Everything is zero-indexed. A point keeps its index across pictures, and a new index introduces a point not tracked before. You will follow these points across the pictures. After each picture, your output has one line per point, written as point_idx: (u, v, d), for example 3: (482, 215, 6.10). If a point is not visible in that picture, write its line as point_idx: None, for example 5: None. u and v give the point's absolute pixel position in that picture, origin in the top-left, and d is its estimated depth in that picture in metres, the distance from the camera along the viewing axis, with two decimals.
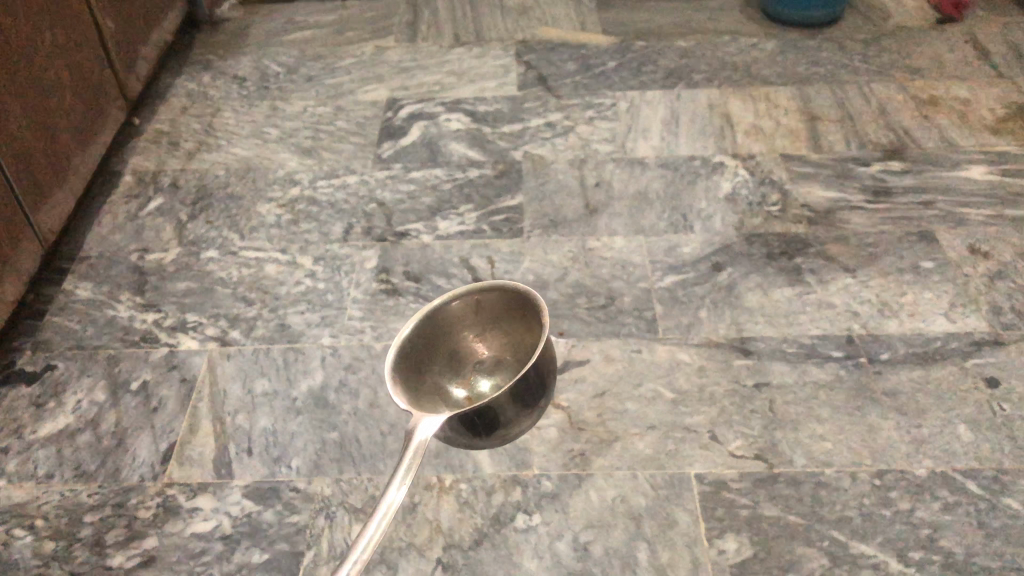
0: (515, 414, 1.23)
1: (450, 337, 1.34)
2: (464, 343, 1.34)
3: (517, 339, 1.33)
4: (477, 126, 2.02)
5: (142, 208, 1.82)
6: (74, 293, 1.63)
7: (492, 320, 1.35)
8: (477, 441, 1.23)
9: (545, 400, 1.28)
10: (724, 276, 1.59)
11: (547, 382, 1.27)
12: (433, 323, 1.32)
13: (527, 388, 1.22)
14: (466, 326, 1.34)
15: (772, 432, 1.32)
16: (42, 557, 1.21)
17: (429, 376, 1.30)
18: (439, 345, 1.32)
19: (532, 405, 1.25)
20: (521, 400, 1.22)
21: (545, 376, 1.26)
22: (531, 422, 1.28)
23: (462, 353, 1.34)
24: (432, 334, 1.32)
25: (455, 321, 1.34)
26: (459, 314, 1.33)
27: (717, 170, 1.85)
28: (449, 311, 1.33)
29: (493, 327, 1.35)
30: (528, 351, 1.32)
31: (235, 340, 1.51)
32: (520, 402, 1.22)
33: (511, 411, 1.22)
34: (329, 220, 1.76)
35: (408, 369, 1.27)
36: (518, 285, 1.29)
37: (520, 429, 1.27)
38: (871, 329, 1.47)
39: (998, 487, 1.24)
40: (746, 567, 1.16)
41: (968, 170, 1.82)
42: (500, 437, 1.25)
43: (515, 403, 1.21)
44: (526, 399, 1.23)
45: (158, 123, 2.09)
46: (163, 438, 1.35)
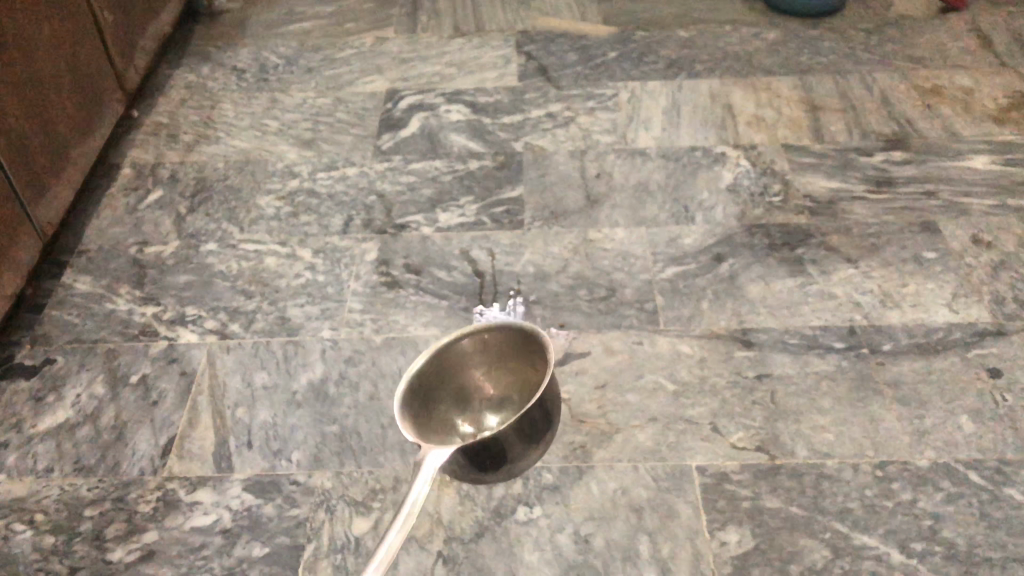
0: (521, 450, 1.19)
1: (458, 373, 1.30)
2: (471, 379, 1.31)
3: (523, 378, 1.30)
4: (478, 117, 2.01)
5: (141, 201, 1.82)
6: (74, 286, 1.62)
7: (500, 357, 1.31)
8: (482, 475, 1.19)
9: (550, 437, 1.25)
10: (725, 267, 1.58)
11: (553, 419, 1.24)
12: (441, 360, 1.28)
13: (534, 421, 1.19)
14: (474, 362, 1.31)
15: (774, 424, 1.31)
16: (42, 551, 1.21)
17: (436, 413, 1.27)
18: (446, 381, 1.29)
19: (538, 440, 1.22)
20: (527, 434, 1.19)
21: (551, 411, 1.23)
22: (536, 458, 1.24)
23: (469, 389, 1.31)
24: (441, 370, 1.28)
25: (463, 357, 1.30)
26: (467, 352, 1.30)
27: (718, 161, 1.84)
28: (458, 347, 1.29)
29: (500, 364, 1.31)
30: (535, 390, 1.29)
31: (235, 333, 1.50)
32: (526, 437, 1.19)
33: (517, 448, 1.18)
34: (328, 213, 1.75)
35: (415, 405, 1.24)
36: (526, 326, 1.26)
37: (525, 465, 1.23)
38: (873, 320, 1.47)
39: (1000, 478, 1.23)
40: (747, 559, 1.15)
41: (972, 159, 1.80)
42: (505, 472, 1.21)
43: (521, 438, 1.18)
44: (533, 436, 1.20)
45: (157, 115, 2.08)
46: (163, 432, 1.35)
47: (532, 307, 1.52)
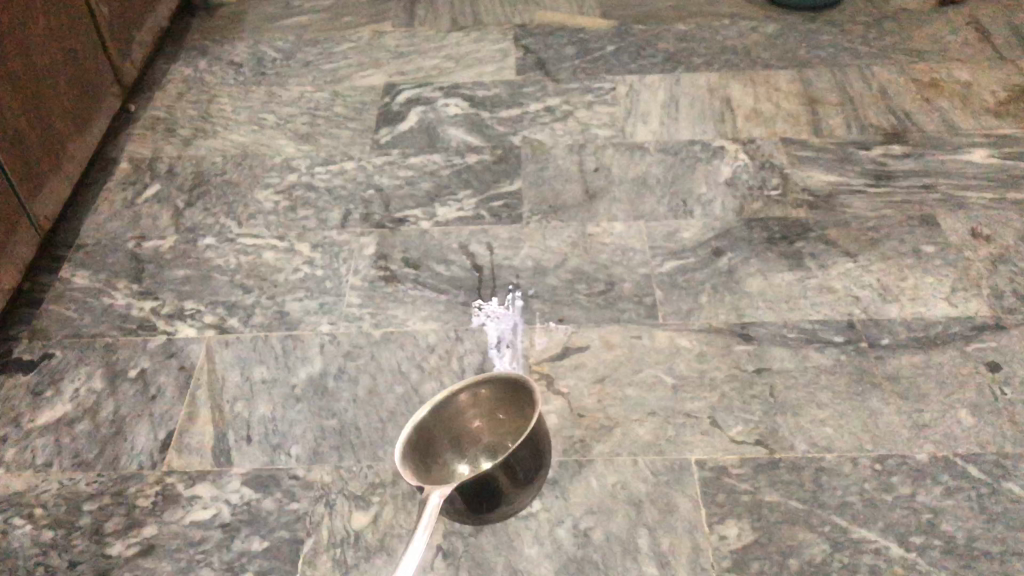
0: (515, 489, 1.16)
1: (453, 427, 1.25)
2: (467, 429, 1.26)
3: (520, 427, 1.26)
4: (475, 111, 2.00)
5: (138, 195, 1.81)
6: (72, 280, 1.62)
7: (494, 404, 1.27)
8: (476, 514, 1.16)
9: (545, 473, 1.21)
10: (724, 261, 1.58)
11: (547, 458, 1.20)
12: (434, 416, 1.23)
13: (524, 457, 1.15)
14: (468, 413, 1.26)
15: (773, 418, 1.31)
16: (41, 545, 1.21)
17: (436, 470, 1.22)
18: (443, 436, 1.24)
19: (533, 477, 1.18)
20: (521, 473, 1.15)
21: (544, 447, 1.19)
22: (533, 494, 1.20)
23: (467, 440, 1.26)
24: (435, 427, 1.23)
25: (457, 410, 1.25)
26: (462, 406, 1.25)
27: (717, 155, 1.83)
28: (450, 401, 1.24)
29: (495, 411, 1.27)
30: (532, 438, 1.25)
31: (233, 328, 1.50)
32: (521, 475, 1.15)
33: (511, 485, 1.15)
34: (327, 207, 1.75)
35: (414, 465, 1.19)
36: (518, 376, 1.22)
37: (522, 502, 1.19)
38: (872, 314, 1.47)
39: (999, 471, 1.23)
40: (747, 552, 1.16)
41: (970, 153, 1.80)
42: (502, 511, 1.17)
43: (515, 476, 1.14)
44: (527, 473, 1.16)
45: (155, 110, 2.07)
46: (162, 426, 1.35)
47: (531, 301, 1.52)
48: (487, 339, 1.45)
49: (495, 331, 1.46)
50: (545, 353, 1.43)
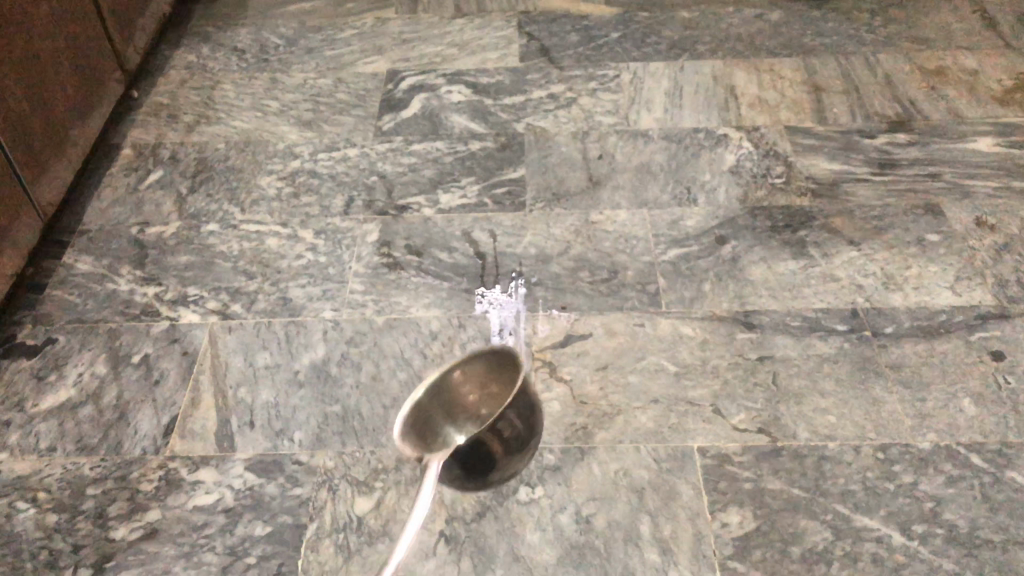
0: (506, 456, 1.16)
1: (449, 402, 1.22)
2: (464, 403, 1.22)
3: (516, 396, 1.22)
4: (479, 97, 2.00)
5: (141, 181, 1.81)
6: (75, 266, 1.62)
7: (487, 376, 1.24)
8: (471, 479, 1.17)
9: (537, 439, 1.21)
10: (727, 249, 1.58)
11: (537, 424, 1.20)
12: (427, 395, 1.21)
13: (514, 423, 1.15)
14: (462, 388, 1.23)
15: (775, 405, 1.31)
16: (44, 529, 1.21)
17: (434, 446, 1.19)
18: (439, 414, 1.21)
19: (525, 443, 1.19)
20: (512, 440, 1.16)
21: (534, 415, 1.19)
22: (526, 460, 1.21)
23: (465, 414, 1.22)
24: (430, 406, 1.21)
25: (453, 386, 1.23)
26: (459, 381, 1.23)
27: (721, 143, 1.83)
28: (445, 378, 1.22)
29: (490, 382, 1.23)
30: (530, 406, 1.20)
31: (236, 314, 1.50)
32: (512, 443, 1.16)
33: (502, 445, 1.15)
34: (329, 193, 1.75)
35: (411, 441, 1.18)
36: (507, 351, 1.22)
37: (516, 468, 1.20)
38: (875, 303, 1.46)
39: (1002, 461, 1.23)
40: (749, 540, 1.16)
41: (976, 142, 1.80)
42: (496, 478, 1.18)
43: (505, 444, 1.15)
44: (517, 433, 1.16)
45: (157, 96, 2.07)
46: (165, 411, 1.35)
47: (534, 289, 1.51)
48: (490, 326, 1.45)
49: (497, 319, 1.46)
50: (548, 340, 1.43)
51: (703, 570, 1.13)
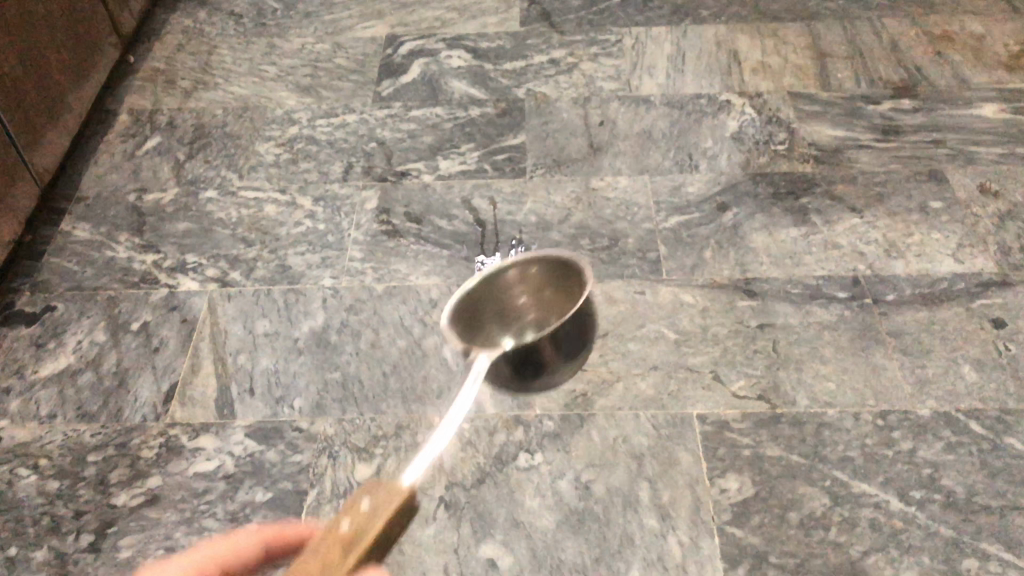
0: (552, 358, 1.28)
1: (501, 299, 1.26)
2: (513, 304, 1.27)
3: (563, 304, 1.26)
4: (479, 63, 1.97)
5: (138, 147, 1.79)
6: (73, 233, 1.61)
7: (540, 280, 1.27)
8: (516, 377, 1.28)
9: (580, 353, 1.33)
10: (729, 216, 1.56)
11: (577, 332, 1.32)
12: (482, 286, 1.25)
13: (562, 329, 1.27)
14: (515, 288, 1.27)
15: (775, 373, 1.31)
16: (46, 495, 1.22)
17: (479, 336, 1.24)
18: (487, 310, 1.25)
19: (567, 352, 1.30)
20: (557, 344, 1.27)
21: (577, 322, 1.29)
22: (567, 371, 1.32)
23: (514, 314, 1.27)
24: (481, 301, 1.25)
25: (505, 285, 1.26)
26: (512, 281, 1.27)
27: (723, 109, 1.81)
28: (499, 275, 1.26)
29: (542, 286, 1.27)
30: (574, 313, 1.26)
31: (235, 281, 1.49)
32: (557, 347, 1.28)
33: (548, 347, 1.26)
34: (328, 160, 1.73)
35: (461, 328, 1.23)
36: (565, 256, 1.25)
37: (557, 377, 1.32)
38: (877, 270, 1.46)
39: (1001, 428, 1.24)
40: (747, 506, 1.16)
41: (981, 108, 1.77)
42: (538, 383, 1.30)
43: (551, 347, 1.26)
44: None
45: (154, 61, 2.04)
46: (165, 379, 1.35)
47: None
48: None
49: None
50: None
51: (702, 536, 1.13)
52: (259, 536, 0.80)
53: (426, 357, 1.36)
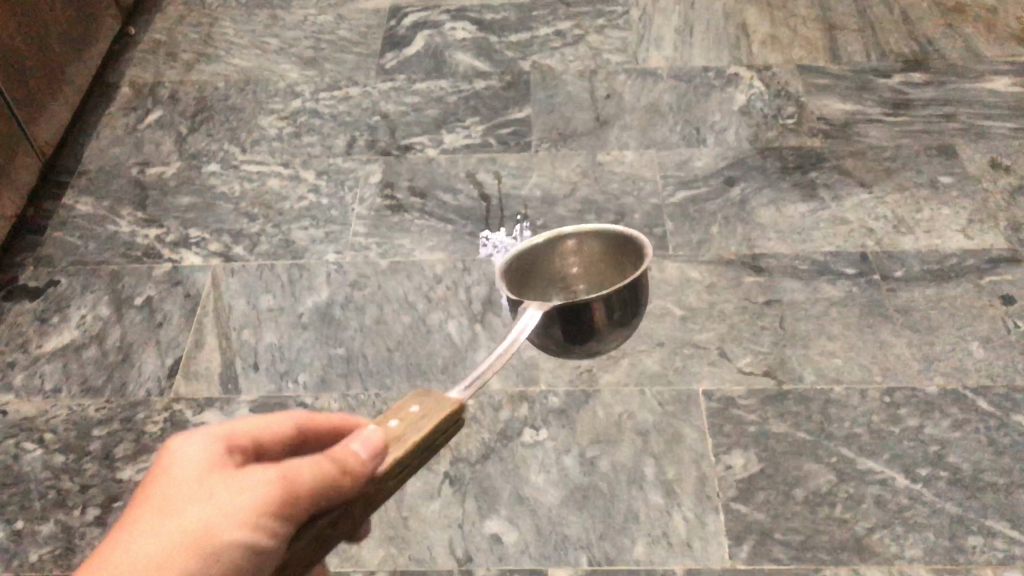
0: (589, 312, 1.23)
1: (544, 267, 1.11)
2: (566, 273, 1.12)
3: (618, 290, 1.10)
4: (484, 35, 1.94)
5: (140, 120, 1.78)
6: (75, 207, 1.60)
7: (602, 257, 1.12)
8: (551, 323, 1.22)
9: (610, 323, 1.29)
10: (737, 191, 1.55)
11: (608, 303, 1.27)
12: (526, 251, 1.09)
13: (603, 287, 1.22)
14: (573, 258, 1.12)
15: (782, 349, 1.30)
16: (52, 469, 1.22)
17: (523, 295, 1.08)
18: (526, 276, 1.10)
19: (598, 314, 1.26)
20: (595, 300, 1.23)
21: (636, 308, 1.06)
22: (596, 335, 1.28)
23: (557, 286, 1.13)
24: (523, 264, 1.09)
25: (564, 251, 1.11)
26: (573, 249, 1.11)
27: (731, 82, 1.78)
28: (561, 240, 1.10)
29: (602, 265, 1.12)
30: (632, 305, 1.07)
31: (239, 256, 1.49)
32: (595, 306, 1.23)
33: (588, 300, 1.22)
34: (331, 133, 1.72)
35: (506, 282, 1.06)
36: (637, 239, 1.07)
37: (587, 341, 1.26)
38: (886, 246, 1.44)
39: (1008, 405, 1.23)
40: (753, 483, 1.16)
41: (993, 81, 1.75)
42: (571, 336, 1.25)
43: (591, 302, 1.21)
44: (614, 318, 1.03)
45: (155, 33, 2.02)
46: (169, 354, 1.35)
47: (539, 232, 1.50)
48: (494, 270, 1.43)
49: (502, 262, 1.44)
50: None
51: (707, 512, 1.13)
52: (293, 418, 0.77)
53: (431, 332, 1.35)
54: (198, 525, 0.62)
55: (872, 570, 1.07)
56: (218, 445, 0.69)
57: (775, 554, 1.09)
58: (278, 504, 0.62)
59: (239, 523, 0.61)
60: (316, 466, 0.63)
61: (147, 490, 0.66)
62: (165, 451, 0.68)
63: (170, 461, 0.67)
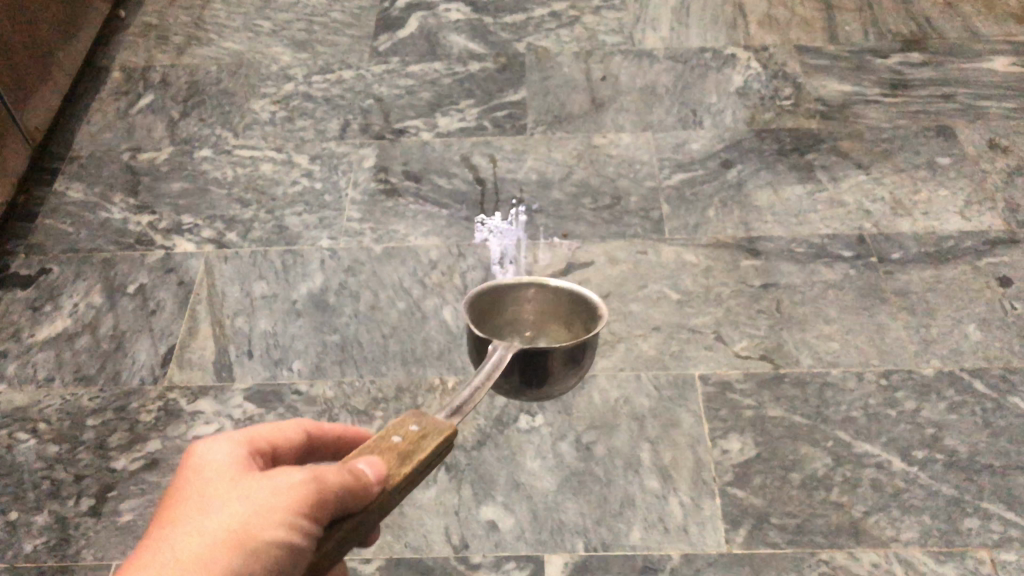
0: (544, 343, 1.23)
1: (499, 308, 1.11)
2: (521, 317, 1.12)
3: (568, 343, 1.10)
4: (478, 16, 1.92)
5: (131, 106, 1.76)
6: (66, 194, 1.59)
7: (557, 309, 1.11)
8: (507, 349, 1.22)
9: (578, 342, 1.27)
10: (733, 174, 1.54)
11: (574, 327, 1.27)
12: (485, 292, 1.07)
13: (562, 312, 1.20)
14: (528, 304, 1.11)
15: (778, 333, 1.30)
16: (45, 459, 1.21)
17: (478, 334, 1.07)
18: (482, 316, 1.09)
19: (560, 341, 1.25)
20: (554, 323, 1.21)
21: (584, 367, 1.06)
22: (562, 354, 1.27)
23: (508, 327, 1.13)
24: (481, 303, 1.08)
25: (522, 297, 1.11)
26: (530, 297, 1.11)
27: (728, 63, 1.77)
28: (519, 287, 1.10)
29: (556, 315, 1.12)
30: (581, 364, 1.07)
31: (232, 243, 1.48)
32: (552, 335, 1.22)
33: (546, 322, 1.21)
34: (325, 117, 1.70)
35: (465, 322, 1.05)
36: (594, 301, 1.06)
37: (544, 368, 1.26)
38: (883, 229, 1.43)
39: (1005, 387, 1.23)
40: (749, 467, 1.16)
41: (991, 61, 1.73)
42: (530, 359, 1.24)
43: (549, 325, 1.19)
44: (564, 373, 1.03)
45: (146, 17, 1.99)
46: (163, 342, 1.34)
47: (535, 216, 1.48)
48: (490, 254, 1.42)
49: (498, 247, 1.43)
50: (549, 268, 1.40)
51: (703, 497, 1.13)
52: (300, 424, 0.79)
53: (426, 319, 1.34)
54: (237, 524, 0.62)
55: (869, 553, 1.07)
56: (241, 451, 0.71)
57: (771, 538, 1.09)
58: (312, 504, 0.63)
59: (277, 523, 0.62)
60: (344, 474, 0.65)
61: (176, 495, 0.66)
62: (192, 455, 0.68)
63: (198, 465, 0.68)
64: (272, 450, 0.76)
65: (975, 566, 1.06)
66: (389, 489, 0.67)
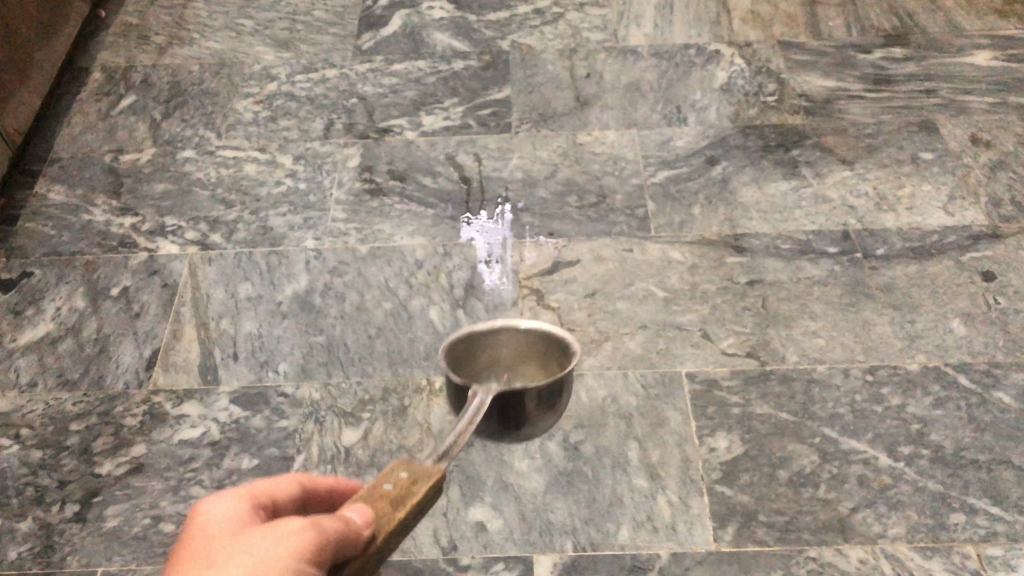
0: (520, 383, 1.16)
1: (471, 353, 1.03)
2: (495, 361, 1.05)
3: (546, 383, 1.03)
4: (462, 14, 1.91)
5: (113, 106, 1.74)
6: (47, 197, 1.57)
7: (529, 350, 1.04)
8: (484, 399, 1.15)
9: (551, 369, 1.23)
10: (718, 171, 1.54)
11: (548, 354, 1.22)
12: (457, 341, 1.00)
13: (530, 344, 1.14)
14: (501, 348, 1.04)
15: (764, 329, 1.30)
16: (29, 465, 1.20)
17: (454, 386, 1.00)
18: (454, 360, 1.01)
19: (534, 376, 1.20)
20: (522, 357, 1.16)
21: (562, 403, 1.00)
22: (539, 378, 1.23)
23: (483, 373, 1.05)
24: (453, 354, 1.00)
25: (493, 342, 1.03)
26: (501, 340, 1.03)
27: (712, 59, 1.77)
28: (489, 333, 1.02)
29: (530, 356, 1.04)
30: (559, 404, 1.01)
31: (216, 244, 1.46)
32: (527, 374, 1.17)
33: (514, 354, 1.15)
34: (308, 117, 1.69)
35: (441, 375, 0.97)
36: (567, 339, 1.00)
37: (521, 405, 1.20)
38: (867, 225, 1.44)
39: (989, 381, 1.23)
40: (737, 464, 1.16)
41: (973, 56, 1.74)
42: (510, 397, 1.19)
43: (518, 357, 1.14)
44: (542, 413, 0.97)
45: (126, 15, 1.97)
46: (147, 345, 1.33)
47: (520, 215, 1.48)
48: (476, 254, 1.42)
49: (484, 246, 1.43)
50: (535, 267, 1.40)
51: (691, 495, 1.14)
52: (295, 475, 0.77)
53: (412, 319, 1.34)
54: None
55: (856, 550, 1.08)
56: (240, 504, 0.69)
57: (759, 536, 1.10)
58: (312, 553, 0.62)
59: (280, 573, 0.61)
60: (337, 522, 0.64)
61: (182, 555, 0.65)
62: (195, 515, 0.67)
63: (202, 524, 0.66)
64: (270, 504, 0.73)
65: (961, 561, 1.07)
66: (378, 537, 0.67)
